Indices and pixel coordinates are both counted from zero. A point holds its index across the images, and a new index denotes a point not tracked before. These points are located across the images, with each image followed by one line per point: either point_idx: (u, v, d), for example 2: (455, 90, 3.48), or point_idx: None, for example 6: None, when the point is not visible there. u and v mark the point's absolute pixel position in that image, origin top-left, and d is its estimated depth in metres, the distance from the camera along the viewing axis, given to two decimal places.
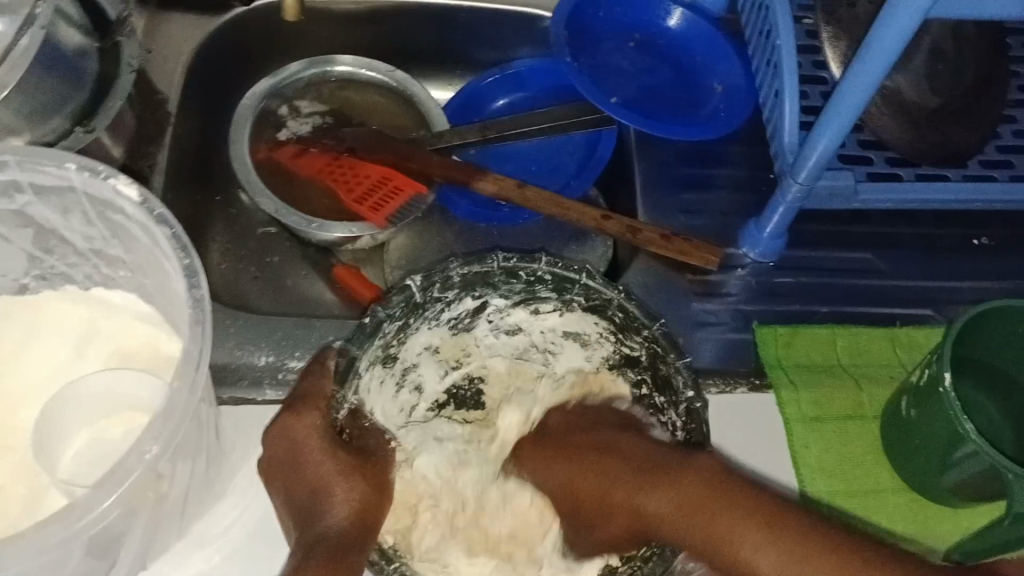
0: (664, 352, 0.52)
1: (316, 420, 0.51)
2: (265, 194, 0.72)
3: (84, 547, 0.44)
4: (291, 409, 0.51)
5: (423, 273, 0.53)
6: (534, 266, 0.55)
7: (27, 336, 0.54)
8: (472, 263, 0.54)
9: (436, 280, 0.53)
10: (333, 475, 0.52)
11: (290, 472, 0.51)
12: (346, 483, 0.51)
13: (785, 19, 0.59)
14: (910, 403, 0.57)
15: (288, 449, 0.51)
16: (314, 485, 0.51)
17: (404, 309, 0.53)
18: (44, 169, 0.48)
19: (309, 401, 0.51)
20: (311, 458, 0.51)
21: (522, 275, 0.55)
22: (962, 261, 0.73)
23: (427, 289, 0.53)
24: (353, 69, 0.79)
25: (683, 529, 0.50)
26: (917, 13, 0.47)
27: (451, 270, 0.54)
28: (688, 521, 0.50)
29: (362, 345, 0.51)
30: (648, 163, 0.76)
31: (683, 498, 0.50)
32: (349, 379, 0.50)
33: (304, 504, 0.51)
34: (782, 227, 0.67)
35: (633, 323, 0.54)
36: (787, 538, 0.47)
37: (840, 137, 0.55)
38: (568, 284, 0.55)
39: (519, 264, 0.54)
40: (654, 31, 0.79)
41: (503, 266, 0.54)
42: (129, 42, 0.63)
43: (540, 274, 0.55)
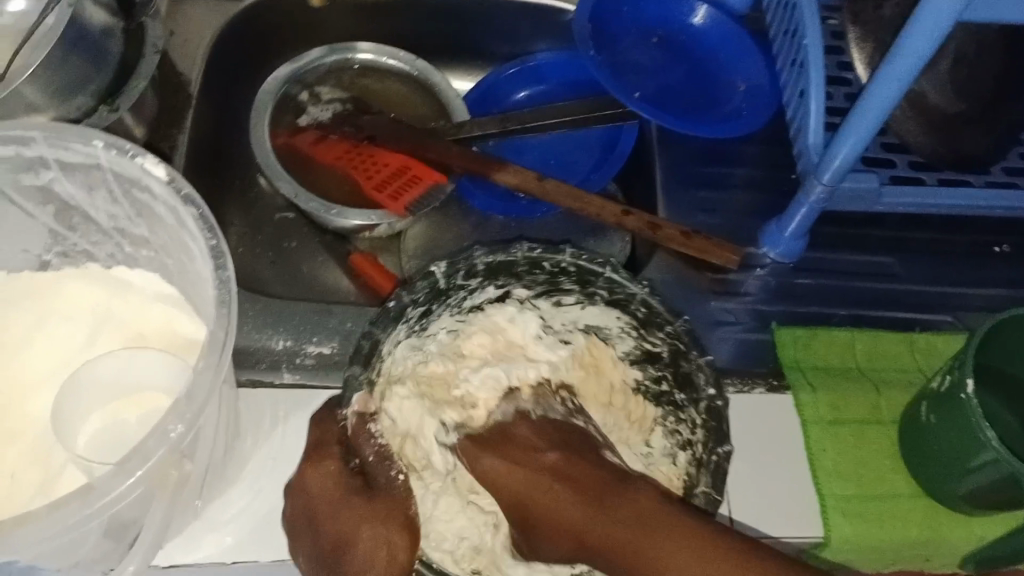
0: (687, 348, 0.53)
1: (333, 466, 0.51)
2: (284, 177, 0.71)
3: (101, 528, 0.43)
4: (307, 461, 0.52)
5: (447, 260, 0.55)
6: (559, 257, 0.56)
7: (47, 315, 0.53)
8: (497, 252, 0.56)
9: (461, 266, 0.55)
10: (352, 519, 0.49)
11: (311, 527, 0.50)
12: (373, 526, 0.49)
13: (813, 19, 0.59)
14: (929, 409, 0.57)
15: (307, 504, 0.50)
16: (339, 537, 0.49)
17: (428, 294, 0.54)
18: (71, 146, 0.48)
19: (322, 450, 0.51)
20: (330, 507, 0.50)
21: (546, 266, 0.57)
22: (981, 268, 0.72)
23: (451, 276, 0.55)
24: (373, 56, 0.79)
25: (624, 548, 0.46)
26: (950, 17, 0.46)
27: (474, 258, 0.55)
28: (628, 539, 0.46)
29: (386, 327, 0.52)
30: (668, 160, 0.75)
31: (629, 534, 0.46)
32: (373, 359, 0.51)
33: (327, 557, 0.49)
34: (802, 228, 0.66)
35: (656, 318, 0.55)
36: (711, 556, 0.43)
37: (867, 137, 0.55)
38: (592, 276, 0.56)
39: (543, 255, 0.56)
40: (677, 27, 0.79)
41: (527, 255, 0.56)
42: (153, 22, 0.63)
43: (564, 266, 0.57)
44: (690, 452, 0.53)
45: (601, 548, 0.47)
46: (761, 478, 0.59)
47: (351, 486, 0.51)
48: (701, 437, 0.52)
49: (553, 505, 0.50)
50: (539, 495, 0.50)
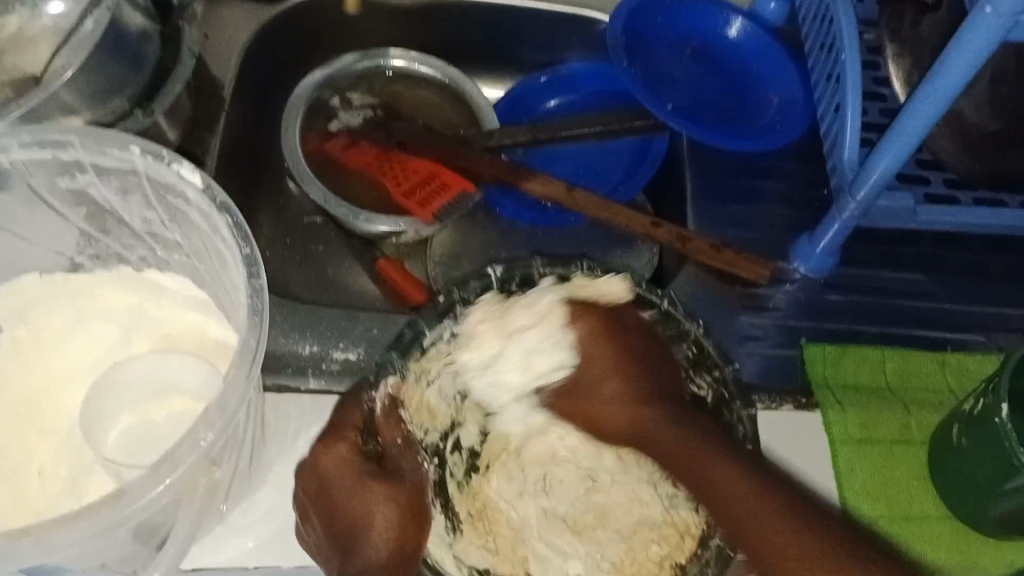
0: (732, 398, 0.51)
1: (346, 450, 0.49)
2: (315, 183, 0.72)
3: (130, 531, 0.44)
4: (322, 440, 0.50)
5: (504, 265, 0.53)
6: (619, 282, 0.54)
7: (78, 316, 0.54)
8: (558, 265, 0.54)
9: (517, 274, 0.53)
10: (367, 502, 0.48)
11: (324, 504, 0.49)
12: (383, 513, 0.48)
13: (851, 33, 0.58)
14: (962, 431, 0.56)
15: (319, 482, 0.49)
16: (352, 518, 0.48)
17: (480, 297, 0.52)
18: (108, 151, 0.49)
19: (340, 431, 0.50)
20: (343, 489, 0.49)
21: (603, 290, 0.55)
22: (1016, 288, 0.71)
23: (506, 283, 0.53)
24: (407, 62, 0.79)
25: (667, 450, 0.52)
26: (994, 36, 0.45)
27: (534, 267, 0.53)
28: (675, 445, 0.51)
29: (430, 321, 0.51)
30: (699, 173, 0.74)
31: (692, 444, 0.50)
32: (411, 351, 0.51)
33: (339, 532, 0.49)
34: (834, 244, 0.66)
35: (707, 361, 0.52)
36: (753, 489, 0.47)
37: (905, 154, 0.54)
38: (648, 308, 0.54)
39: (603, 277, 0.54)
40: (712, 38, 0.78)
41: (586, 275, 0.54)
42: (190, 27, 0.63)
43: (621, 292, 0.55)
44: None
45: (661, 445, 0.53)
46: None
47: (366, 470, 0.49)
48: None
49: (639, 396, 0.54)
50: (632, 385, 0.55)
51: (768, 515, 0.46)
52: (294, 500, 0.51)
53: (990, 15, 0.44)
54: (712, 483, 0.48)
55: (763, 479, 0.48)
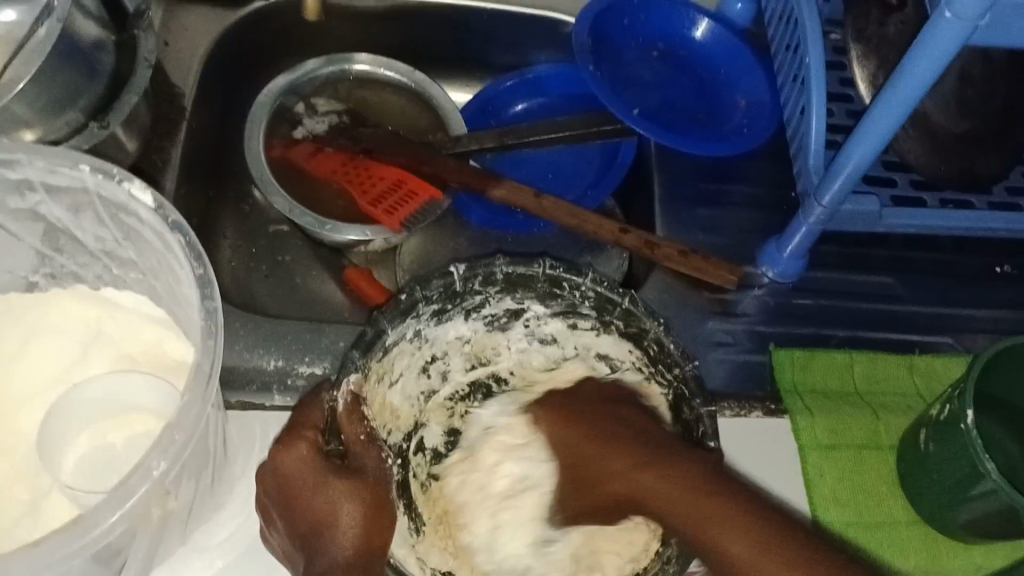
0: (690, 396, 0.52)
1: (306, 450, 0.49)
2: (278, 192, 0.70)
3: (86, 560, 0.43)
4: (280, 440, 0.50)
5: (466, 264, 0.55)
6: (580, 280, 0.56)
7: (33, 336, 0.53)
8: (518, 264, 0.55)
9: (479, 273, 0.55)
10: (332, 500, 0.49)
11: (288, 505, 0.49)
12: (350, 509, 0.49)
13: (815, 36, 0.58)
14: (929, 437, 0.56)
15: (282, 483, 0.49)
16: (317, 518, 0.49)
17: (441, 294, 0.54)
18: (57, 169, 0.47)
19: (297, 431, 0.50)
20: (307, 488, 0.49)
21: (566, 288, 0.56)
22: (983, 288, 0.71)
23: (467, 280, 0.55)
24: (371, 67, 0.78)
25: (666, 511, 0.48)
26: (955, 41, 0.45)
27: (495, 267, 0.55)
28: (672, 503, 0.48)
29: (394, 320, 0.53)
30: (667, 176, 0.74)
31: (679, 486, 0.48)
32: (374, 348, 0.52)
33: (304, 533, 0.49)
34: (802, 248, 0.65)
35: (666, 357, 0.54)
36: (755, 528, 0.45)
37: (868, 159, 0.54)
38: (610, 305, 0.56)
39: (564, 274, 0.56)
40: (679, 41, 0.78)
41: (548, 273, 0.56)
42: (146, 35, 0.62)
43: (583, 290, 0.56)
44: None
45: (656, 509, 0.49)
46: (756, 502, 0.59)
47: (330, 468, 0.50)
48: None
49: (609, 456, 0.52)
50: (605, 448, 0.53)
51: (763, 557, 0.44)
52: (257, 502, 0.51)
53: (950, 21, 0.44)
54: (694, 530, 0.47)
55: (749, 510, 0.46)
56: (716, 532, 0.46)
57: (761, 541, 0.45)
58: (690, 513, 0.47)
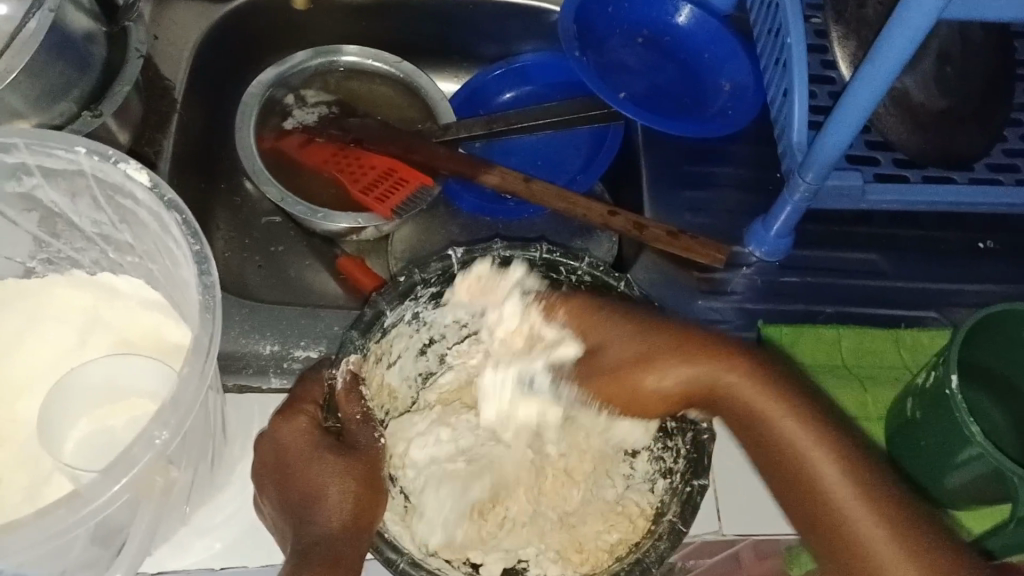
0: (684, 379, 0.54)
1: (303, 423, 0.51)
2: (270, 182, 0.71)
3: (87, 534, 0.43)
4: (279, 414, 0.52)
5: (465, 248, 0.56)
6: (576, 265, 0.57)
7: (31, 322, 0.53)
8: (515, 248, 0.56)
9: (477, 257, 0.56)
10: (325, 473, 0.50)
11: (281, 476, 0.51)
12: (339, 483, 0.50)
13: (795, 17, 0.59)
14: (915, 405, 0.57)
15: (278, 455, 0.51)
16: (308, 490, 0.50)
17: (440, 277, 0.55)
18: (53, 152, 0.48)
19: (295, 406, 0.52)
20: (300, 461, 0.51)
21: (562, 271, 0.57)
22: (966, 263, 0.73)
23: (466, 263, 0.56)
24: (359, 58, 0.79)
25: (752, 410, 0.52)
26: (929, 16, 0.46)
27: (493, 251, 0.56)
28: (760, 405, 0.52)
29: (392, 301, 0.53)
30: (654, 160, 0.75)
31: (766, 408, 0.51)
32: (372, 330, 0.52)
33: (295, 505, 0.50)
34: (787, 227, 0.66)
35: None
36: (845, 446, 0.50)
37: (849, 136, 0.55)
38: (605, 289, 0.57)
39: (561, 260, 0.57)
40: (662, 27, 0.79)
41: (544, 258, 0.56)
42: (136, 26, 0.62)
43: (579, 274, 0.57)
44: (667, 481, 0.53)
45: (736, 404, 0.52)
46: (748, 475, 0.59)
47: (327, 444, 0.51)
48: (681, 468, 0.52)
49: (663, 365, 0.53)
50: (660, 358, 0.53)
51: (850, 472, 0.49)
52: (254, 474, 0.53)
53: None
54: (786, 441, 0.51)
55: (834, 434, 0.51)
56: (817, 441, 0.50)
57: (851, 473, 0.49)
58: (777, 429, 0.51)
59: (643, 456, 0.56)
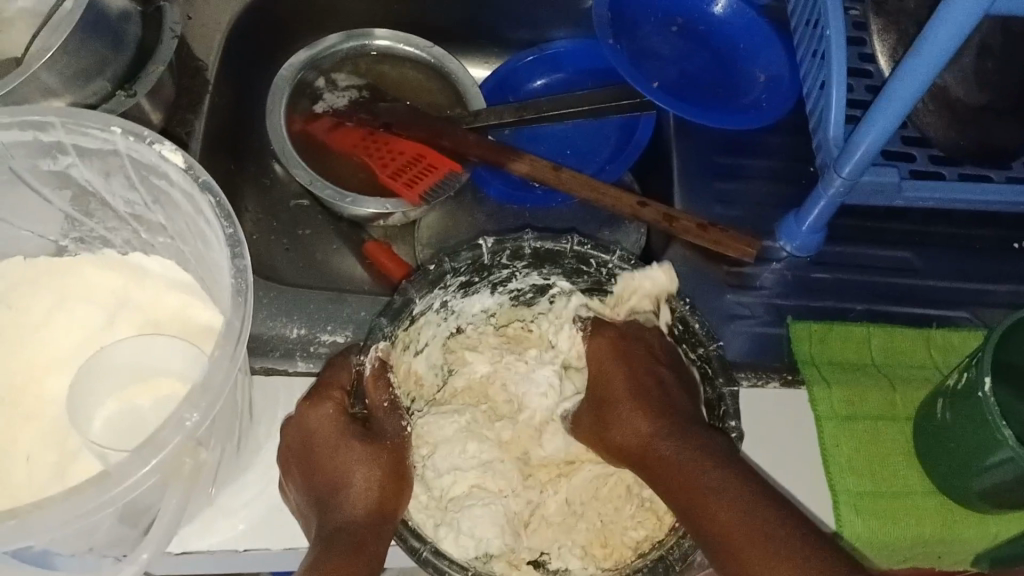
0: (714, 375, 0.52)
1: (330, 410, 0.52)
2: (299, 165, 0.71)
3: (115, 514, 0.44)
4: (306, 398, 0.52)
5: (496, 237, 0.55)
6: (608, 257, 0.56)
7: (62, 300, 0.54)
8: (546, 239, 0.55)
9: (507, 247, 0.55)
10: (351, 460, 0.52)
11: (308, 463, 0.52)
12: (365, 471, 0.51)
13: (835, 9, 0.58)
14: (945, 405, 0.56)
15: (305, 440, 0.52)
16: (335, 476, 0.52)
17: (469, 266, 0.55)
18: (88, 132, 0.48)
19: (323, 391, 0.52)
20: (326, 448, 0.52)
21: (593, 264, 0.56)
22: (1001, 263, 0.71)
23: (496, 253, 0.55)
24: (391, 43, 0.79)
25: (683, 488, 0.49)
26: (975, 10, 0.45)
27: (524, 241, 0.55)
28: (692, 486, 0.49)
29: (421, 290, 0.53)
30: (686, 151, 0.74)
31: (695, 451, 0.50)
32: (401, 316, 0.52)
33: (320, 493, 0.51)
34: (820, 222, 0.66)
35: (692, 338, 0.54)
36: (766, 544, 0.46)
37: (888, 132, 0.54)
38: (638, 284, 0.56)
39: (592, 252, 0.56)
40: (698, 16, 0.78)
41: (576, 250, 0.55)
42: (171, 7, 0.62)
43: (612, 267, 0.56)
44: None
45: (673, 474, 0.50)
46: (776, 470, 0.59)
47: (353, 430, 0.52)
48: None
49: (640, 411, 0.54)
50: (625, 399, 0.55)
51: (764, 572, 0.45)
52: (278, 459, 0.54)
53: None
54: (712, 521, 0.48)
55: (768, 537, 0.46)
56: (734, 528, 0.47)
57: (746, 512, 0.47)
58: (701, 505, 0.48)
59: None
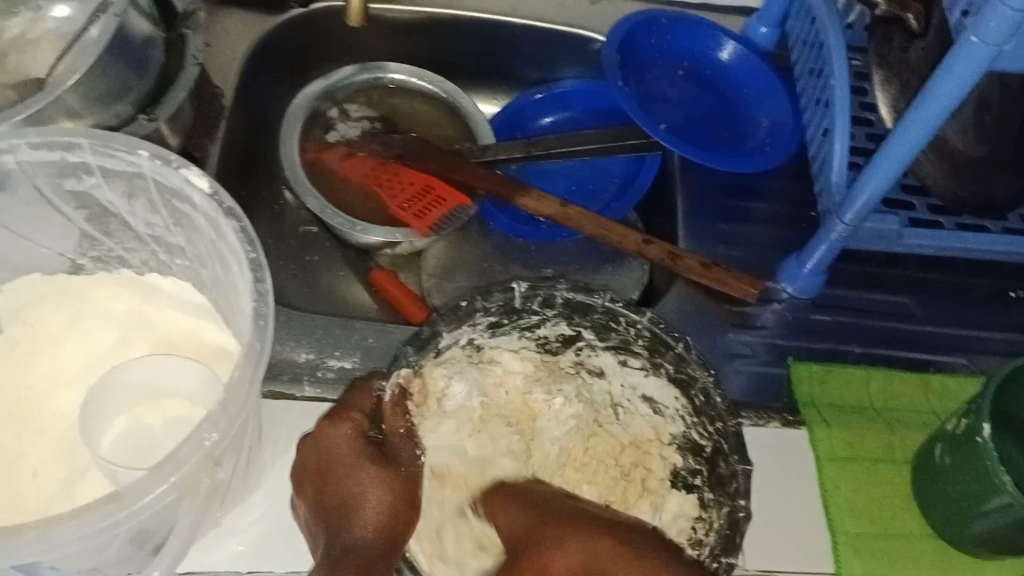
0: (729, 452, 0.52)
1: (351, 430, 0.53)
2: (311, 193, 0.72)
3: (128, 531, 0.44)
4: (329, 417, 0.54)
5: (529, 282, 0.57)
6: (638, 319, 0.57)
7: (74, 318, 0.54)
8: (580, 292, 0.57)
9: (540, 293, 0.57)
10: (363, 482, 0.53)
11: (322, 479, 0.53)
12: (377, 492, 0.52)
13: (840, 59, 0.60)
14: (944, 450, 0.57)
15: (322, 457, 0.53)
16: (347, 496, 0.52)
17: (501, 308, 0.56)
18: (114, 153, 0.50)
19: (344, 411, 0.54)
20: (343, 466, 0.53)
21: (622, 324, 0.57)
22: (998, 311, 0.73)
23: (528, 298, 0.56)
24: (405, 77, 0.81)
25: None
26: (979, 67, 0.47)
27: (557, 291, 0.57)
28: None
29: (451, 325, 0.54)
30: (691, 192, 0.76)
31: (626, 551, 0.50)
32: (427, 347, 0.54)
33: (331, 510, 0.52)
34: (822, 266, 0.67)
35: (712, 411, 0.54)
36: None
37: (891, 179, 0.56)
38: (664, 347, 0.57)
39: (623, 310, 0.57)
40: (704, 61, 0.80)
41: (607, 305, 0.57)
42: (194, 35, 0.64)
43: (640, 328, 0.57)
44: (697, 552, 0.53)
45: None
46: (782, 514, 0.59)
47: (369, 452, 0.54)
48: (712, 540, 0.52)
49: (552, 533, 0.51)
50: (521, 519, 0.53)
51: None
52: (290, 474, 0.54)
53: (976, 44, 0.46)
54: None
55: None
56: None
57: None
58: None
59: (672, 519, 0.56)
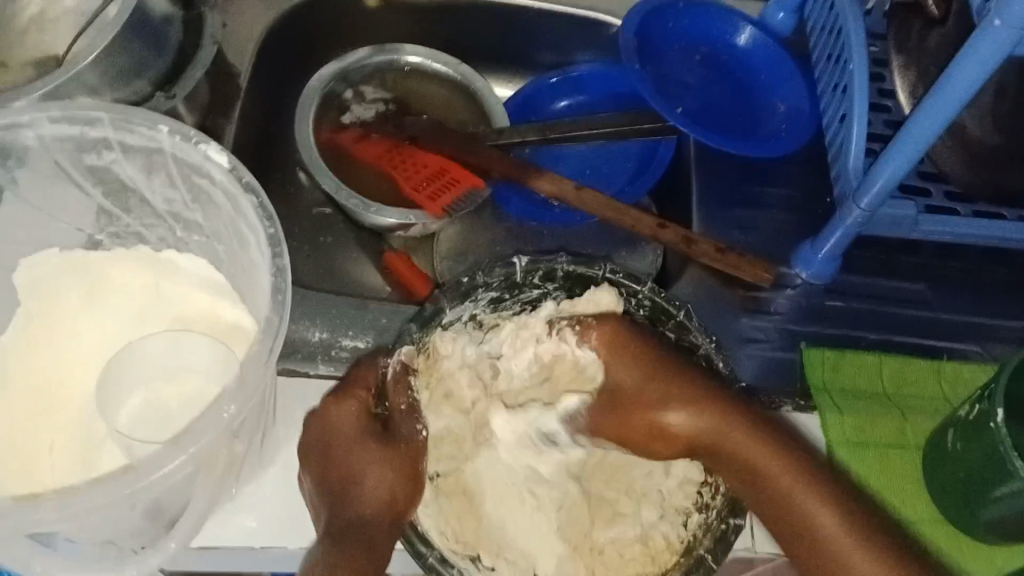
0: (732, 417, 0.55)
1: (354, 407, 0.54)
2: (326, 174, 0.73)
3: (145, 502, 0.45)
4: (334, 394, 0.55)
5: (530, 257, 0.58)
6: (639, 289, 0.58)
7: (92, 293, 0.54)
8: (581, 264, 0.58)
9: (541, 267, 0.58)
10: (367, 460, 0.54)
11: (324, 455, 0.53)
12: (379, 469, 0.53)
13: (859, 44, 0.59)
14: (957, 436, 0.57)
15: (326, 434, 0.54)
16: (348, 473, 0.53)
17: (502, 283, 0.57)
18: (136, 128, 0.50)
19: (350, 388, 0.54)
20: (345, 443, 0.54)
21: (622, 294, 0.59)
22: (1013, 299, 0.72)
23: (529, 272, 0.57)
24: (423, 59, 0.80)
25: (707, 437, 0.55)
26: (1001, 51, 0.46)
27: (557, 263, 0.58)
28: (718, 439, 0.55)
29: (452, 300, 0.56)
30: (705, 177, 0.76)
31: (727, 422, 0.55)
32: (431, 324, 0.55)
33: (334, 486, 0.53)
34: (836, 251, 0.66)
35: (714, 377, 0.57)
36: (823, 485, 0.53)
37: (907, 165, 0.55)
38: (665, 316, 0.59)
39: (623, 282, 0.59)
40: (720, 45, 0.80)
41: (607, 277, 0.58)
42: (212, 14, 0.64)
43: (640, 298, 0.59)
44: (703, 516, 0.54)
45: (729, 445, 0.55)
46: None
47: (372, 430, 0.55)
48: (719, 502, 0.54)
49: (676, 394, 0.56)
50: (640, 371, 0.57)
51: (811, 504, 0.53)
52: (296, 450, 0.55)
53: (999, 28, 0.45)
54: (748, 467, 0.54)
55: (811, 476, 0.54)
56: (773, 466, 0.54)
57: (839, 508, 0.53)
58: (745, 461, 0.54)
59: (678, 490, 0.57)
